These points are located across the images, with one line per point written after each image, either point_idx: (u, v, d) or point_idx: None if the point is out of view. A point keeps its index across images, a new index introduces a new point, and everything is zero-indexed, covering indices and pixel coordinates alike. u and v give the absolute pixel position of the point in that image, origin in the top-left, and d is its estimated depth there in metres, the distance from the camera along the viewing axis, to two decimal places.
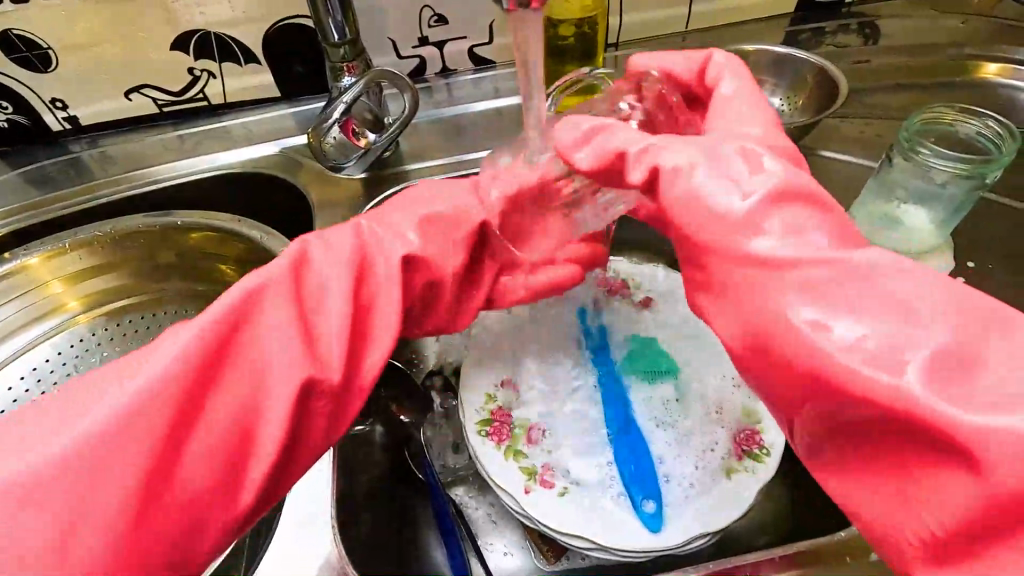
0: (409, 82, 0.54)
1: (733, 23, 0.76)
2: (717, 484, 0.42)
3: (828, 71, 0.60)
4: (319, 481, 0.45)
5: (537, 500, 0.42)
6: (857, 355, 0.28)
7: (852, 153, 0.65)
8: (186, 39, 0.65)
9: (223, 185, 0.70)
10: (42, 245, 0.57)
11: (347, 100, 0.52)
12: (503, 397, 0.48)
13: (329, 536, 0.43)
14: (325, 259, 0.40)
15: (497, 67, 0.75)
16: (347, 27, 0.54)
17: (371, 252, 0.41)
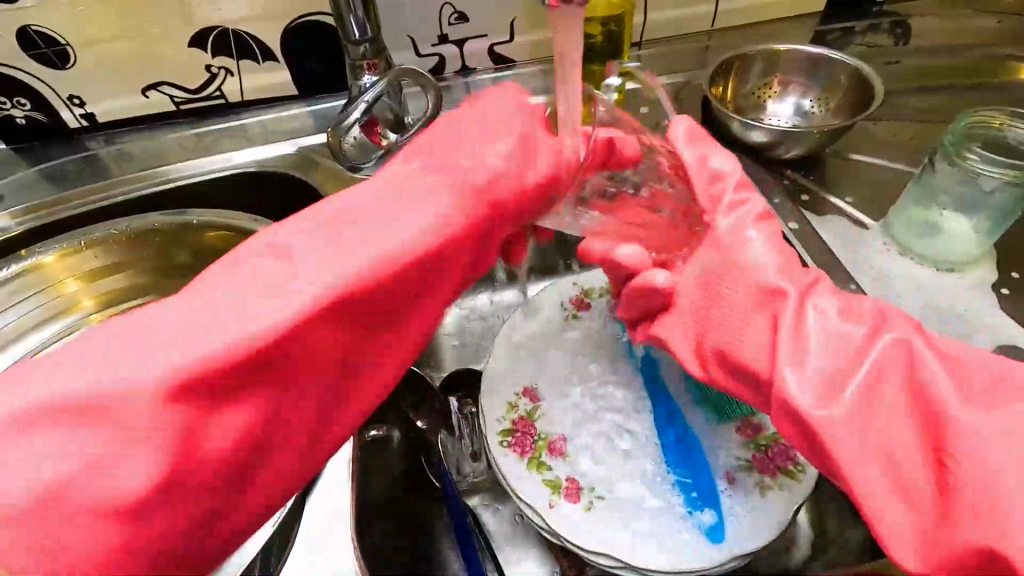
0: (431, 81, 0.53)
1: (759, 21, 0.74)
2: (750, 501, 0.40)
3: (864, 73, 0.58)
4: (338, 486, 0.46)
5: (562, 515, 0.40)
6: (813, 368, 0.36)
7: (885, 157, 0.62)
8: (205, 36, 0.64)
9: (238, 186, 0.70)
10: (57, 243, 0.56)
11: (368, 99, 0.51)
12: (525, 405, 0.46)
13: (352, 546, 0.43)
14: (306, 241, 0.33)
15: (516, 65, 0.74)
16: (368, 23, 0.52)
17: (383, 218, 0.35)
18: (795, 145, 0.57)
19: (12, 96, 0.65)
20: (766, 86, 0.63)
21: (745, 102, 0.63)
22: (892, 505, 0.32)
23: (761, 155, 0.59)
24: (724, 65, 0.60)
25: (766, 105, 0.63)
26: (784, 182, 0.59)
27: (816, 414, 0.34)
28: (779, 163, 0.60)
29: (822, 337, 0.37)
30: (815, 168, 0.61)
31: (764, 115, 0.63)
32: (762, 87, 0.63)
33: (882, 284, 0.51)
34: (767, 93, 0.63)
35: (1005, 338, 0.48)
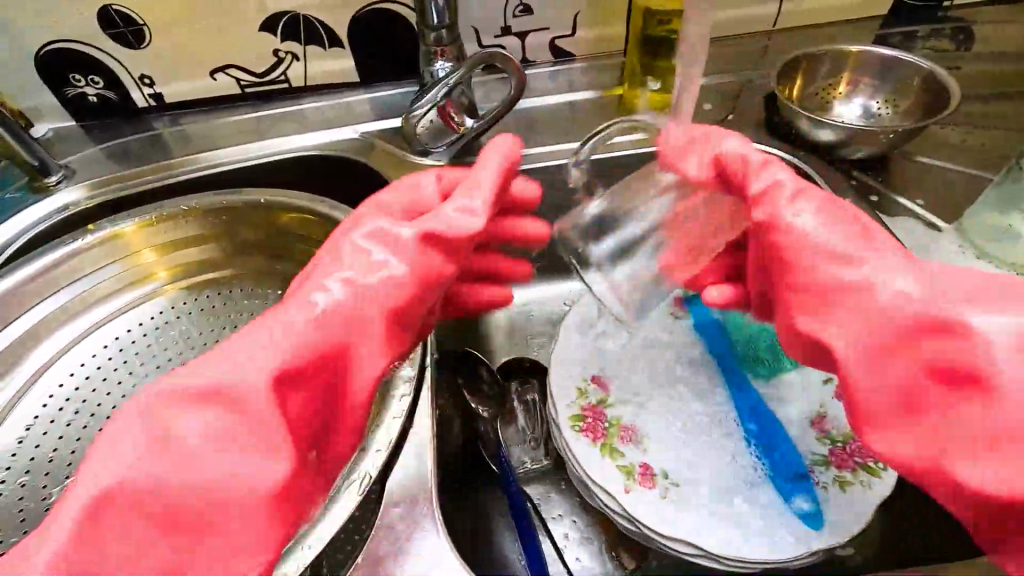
0: (515, 65, 0.53)
1: (821, 23, 0.73)
2: (833, 497, 0.40)
3: (936, 74, 0.57)
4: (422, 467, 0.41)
5: (639, 501, 0.40)
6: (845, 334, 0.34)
7: (957, 159, 0.62)
8: (276, 21, 0.65)
9: (300, 169, 0.71)
10: (139, 214, 0.57)
11: (448, 84, 0.52)
12: (594, 393, 0.46)
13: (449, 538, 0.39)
14: (278, 343, 0.34)
15: (576, 59, 0.74)
16: (447, 11, 0.53)
17: (325, 330, 0.35)
18: (863, 144, 0.57)
19: (86, 73, 0.67)
20: (833, 85, 0.62)
21: (812, 101, 0.63)
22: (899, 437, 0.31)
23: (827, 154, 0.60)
24: (793, 63, 0.60)
25: (833, 106, 0.63)
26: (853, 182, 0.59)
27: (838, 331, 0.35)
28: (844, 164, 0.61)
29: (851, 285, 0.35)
30: (882, 169, 0.60)
31: (829, 116, 0.62)
32: (830, 86, 0.62)
33: None
34: (834, 93, 0.63)
35: None
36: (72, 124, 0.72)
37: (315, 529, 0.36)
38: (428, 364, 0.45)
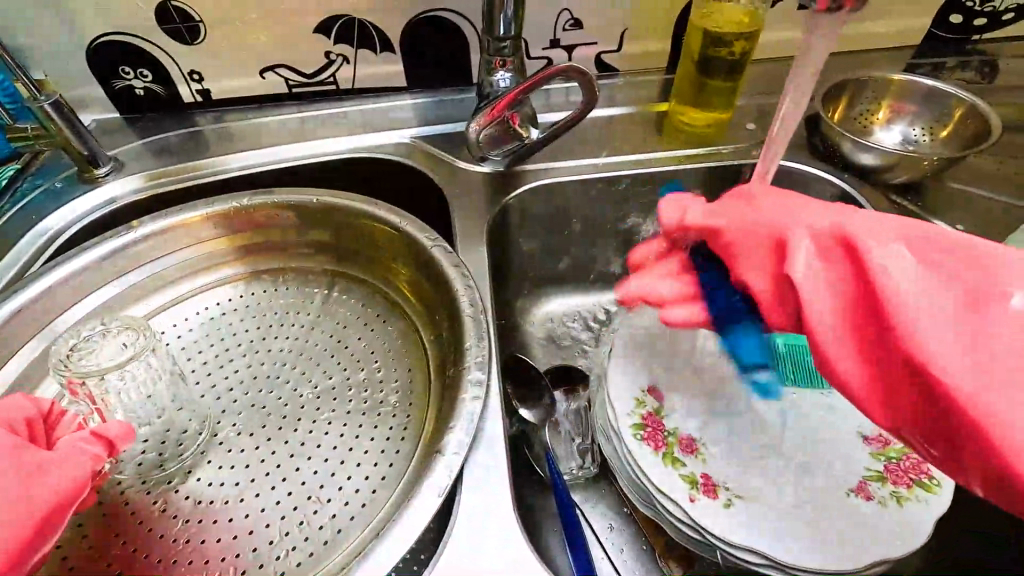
0: (589, 79, 0.55)
1: (853, 51, 0.76)
2: (891, 512, 0.41)
3: (974, 105, 0.59)
4: (496, 468, 0.40)
5: (704, 509, 0.41)
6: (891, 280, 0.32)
7: (985, 187, 0.64)
8: (331, 23, 0.66)
9: (345, 169, 0.71)
10: (198, 206, 0.58)
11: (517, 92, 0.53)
12: (652, 403, 0.47)
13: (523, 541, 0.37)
14: None
15: (618, 75, 0.76)
16: (513, 22, 0.54)
17: None
18: (906, 170, 0.59)
19: (136, 67, 0.67)
20: (872, 112, 0.64)
21: (853, 126, 0.65)
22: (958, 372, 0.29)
23: (868, 177, 0.62)
24: (836, 86, 0.63)
25: (873, 131, 0.65)
26: (893, 206, 0.61)
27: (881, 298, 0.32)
28: (884, 187, 0.62)
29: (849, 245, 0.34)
30: (921, 194, 0.62)
31: (869, 140, 0.64)
32: (869, 112, 0.64)
33: None
34: (873, 119, 0.65)
35: None
36: (116, 116, 0.72)
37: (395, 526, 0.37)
38: (494, 369, 0.45)
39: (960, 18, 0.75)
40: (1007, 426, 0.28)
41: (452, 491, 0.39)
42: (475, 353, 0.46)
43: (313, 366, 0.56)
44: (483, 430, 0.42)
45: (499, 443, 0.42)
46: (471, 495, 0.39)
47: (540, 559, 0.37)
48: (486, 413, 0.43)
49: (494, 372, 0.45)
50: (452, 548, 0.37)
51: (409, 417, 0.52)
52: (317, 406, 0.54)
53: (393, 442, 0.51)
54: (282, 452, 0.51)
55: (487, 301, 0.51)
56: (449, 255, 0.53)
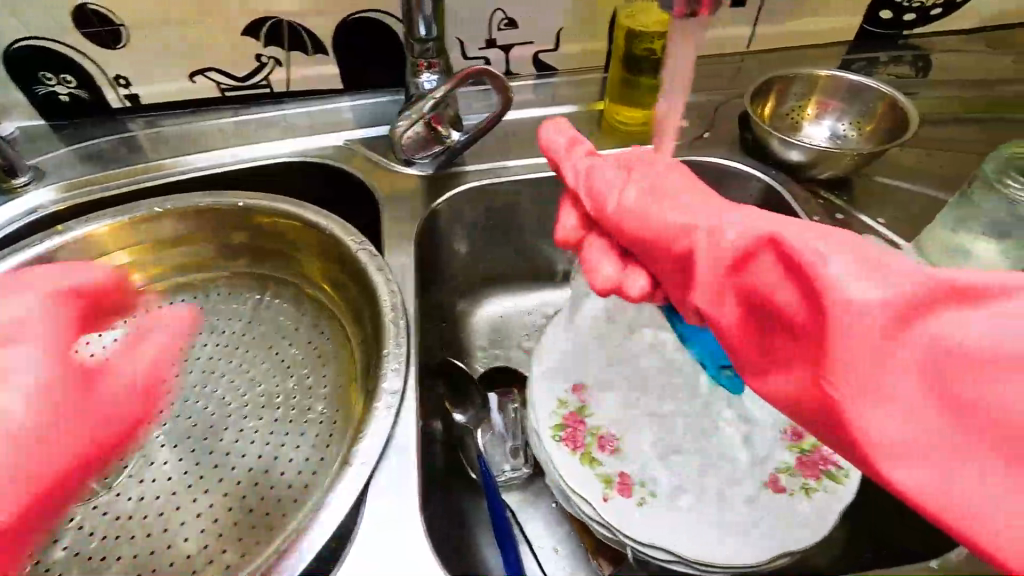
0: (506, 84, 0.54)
1: (789, 47, 0.77)
2: (798, 503, 0.42)
3: (897, 101, 0.60)
4: (406, 474, 0.40)
5: (617, 508, 0.42)
6: (859, 290, 0.26)
7: (910, 181, 0.66)
8: (259, 25, 0.65)
9: (281, 174, 0.70)
10: (111, 216, 0.56)
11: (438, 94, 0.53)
12: (574, 402, 0.47)
13: (428, 546, 0.37)
14: None
15: (557, 74, 0.75)
16: (434, 24, 0.53)
17: None
18: (831, 166, 0.60)
19: (58, 72, 0.65)
20: (801, 108, 0.65)
21: (782, 122, 0.66)
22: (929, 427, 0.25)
23: (796, 173, 0.62)
24: (766, 83, 0.63)
25: (801, 127, 0.66)
26: (819, 202, 0.62)
27: (859, 295, 0.26)
28: (812, 182, 0.63)
29: (771, 237, 0.30)
30: (846, 189, 0.64)
31: (798, 136, 0.65)
32: (799, 109, 0.65)
33: None
34: (802, 115, 0.66)
35: None
36: (42, 123, 0.70)
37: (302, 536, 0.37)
38: (412, 376, 0.45)
39: (891, 14, 0.75)
40: (963, 502, 0.24)
41: (358, 501, 0.39)
42: (393, 358, 0.45)
43: (241, 373, 0.56)
44: (393, 439, 0.42)
45: (410, 448, 0.41)
46: (378, 505, 0.39)
47: (443, 565, 0.37)
48: (400, 421, 0.42)
49: (410, 377, 0.44)
50: (356, 558, 0.37)
51: (334, 422, 0.52)
52: (244, 415, 0.53)
53: (315, 449, 0.50)
54: (206, 462, 0.50)
55: (409, 305, 0.50)
56: (373, 259, 0.53)
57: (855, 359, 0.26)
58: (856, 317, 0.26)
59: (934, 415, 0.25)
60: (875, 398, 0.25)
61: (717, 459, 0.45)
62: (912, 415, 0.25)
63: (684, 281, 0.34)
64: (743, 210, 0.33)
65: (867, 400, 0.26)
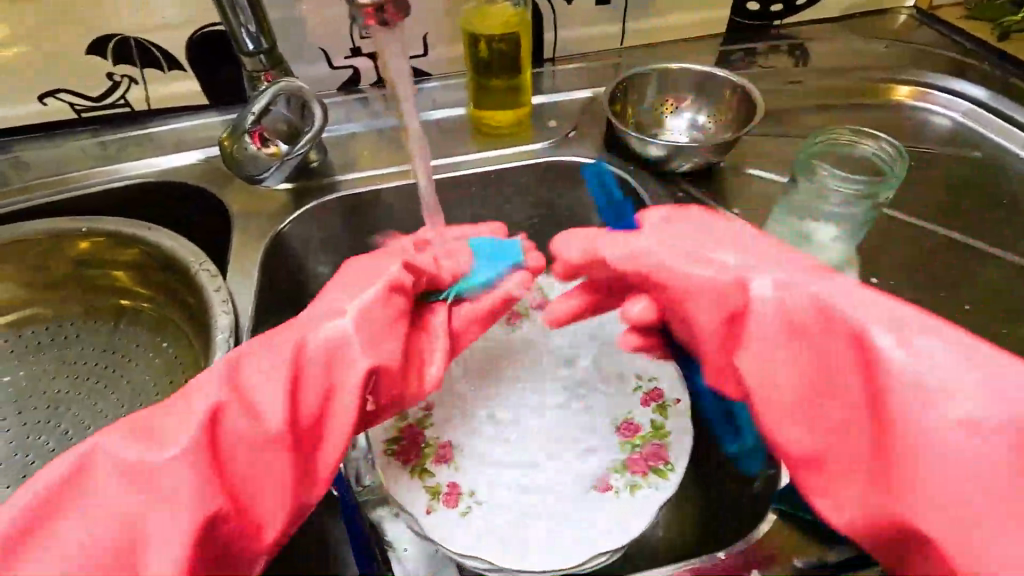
0: None
1: (665, 42, 0.78)
2: (623, 500, 0.42)
3: (745, 90, 0.61)
4: None
5: (437, 520, 0.41)
6: (962, 432, 0.31)
7: (773, 169, 0.67)
8: (104, 43, 0.63)
9: (142, 195, 0.68)
10: None
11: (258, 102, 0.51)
12: (414, 414, 0.47)
13: None
14: None
15: (432, 79, 0.74)
16: (262, 37, 0.52)
17: None
18: (686, 159, 0.60)
19: None
20: (663, 102, 0.66)
21: (645, 118, 0.66)
22: (956, 514, 0.30)
23: (658, 168, 0.63)
24: (622, 81, 0.63)
25: (665, 121, 0.66)
26: (679, 195, 0.63)
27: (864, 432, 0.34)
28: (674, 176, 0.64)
29: (916, 385, 0.32)
30: (708, 181, 0.64)
31: (662, 131, 0.66)
32: (661, 103, 0.66)
33: None
34: (665, 109, 0.66)
35: None
36: None
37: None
38: None
39: (757, 5, 0.77)
40: (950, 548, 0.30)
41: None
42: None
43: (84, 407, 0.54)
44: None
45: None
46: None
47: None
48: None
49: None
50: None
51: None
52: None
53: None
54: None
55: (239, 328, 0.50)
56: (212, 280, 0.51)
57: (937, 471, 0.31)
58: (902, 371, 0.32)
59: (992, 507, 0.30)
60: (828, 400, 0.35)
61: (551, 462, 0.45)
62: (956, 490, 0.30)
63: (827, 424, 0.35)
64: (924, 340, 0.33)
65: (927, 480, 0.31)
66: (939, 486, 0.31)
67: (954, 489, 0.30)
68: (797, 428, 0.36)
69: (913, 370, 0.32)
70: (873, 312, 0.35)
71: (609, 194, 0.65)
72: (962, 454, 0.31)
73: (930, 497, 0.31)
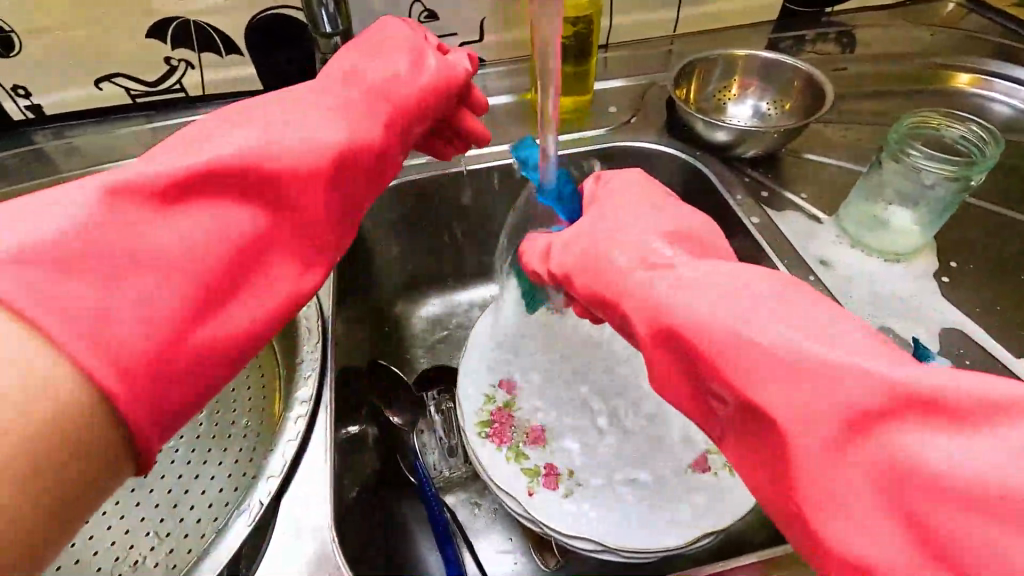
0: None
1: (717, 28, 0.77)
2: (722, 481, 0.42)
3: (812, 75, 0.61)
4: (319, 485, 0.40)
5: (541, 500, 0.41)
6: (827, 434, 0.27)
7: (834, 156, 0.67)
8: (164, 27, 0.62)
9: None
10: None
11: None
12: (501, 397, 0.47)
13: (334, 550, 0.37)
14: None
15: (486, 65, 0.73)
16: (340, 19, 0.52)
17: None
18: (753, 144, 0.60)
19: None
20: (725, 88, 0.66)
21: (706, 104, 0.66)
22: (881, 523, 0.26)
23: (723, 154, 0.62)
24: (687, 66, 0.63)
25: (725, 107, 0.66)
26: (745, 180, 0.62)
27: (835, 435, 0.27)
28: (738, 161, 0.63)
29: (797, 369, 0.28)
30: (772, 167, 0.64)
31: (724, 117, 0.66)
32: (722, 89, 0.66)
33: (841, 278, 0.52)
34: (726, 96, 0.66)
35: (950, 322, 0.50)
36: None
37: (219, 543, 0.37)
38: (327, 382, 0.45)
39: None
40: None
41: (265, 523, 0.38)
42: (307, 367, 0.45)
43: None
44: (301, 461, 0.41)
45: (323, 463, 0.41)
46: (288, 523, 0.38)
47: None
48: (311, 437, 0.42)
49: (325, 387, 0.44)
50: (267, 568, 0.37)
51: (259, 434, 0.48)
52: None
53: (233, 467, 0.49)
54: None
55: (325, 310, 0.50)
56: None
57: (946, 512, 0.24)
58: (858, 383, 0.27)
59: (897, 513, 0.26)
60: (802, 429, 0.27)
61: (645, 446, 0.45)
62: (873, 502, 0.26)
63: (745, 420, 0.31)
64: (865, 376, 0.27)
65: (822, 483, 0.27)
66: (841, 499, 0.26)
67: (864, 512, 0.26)
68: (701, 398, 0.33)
69: (797, 368, 0.28)
70: (783, 319, 0.30)
71: (673, 181, 0.65)
72: (997, 534, 0.23)
73: (834, 510, 0.27)
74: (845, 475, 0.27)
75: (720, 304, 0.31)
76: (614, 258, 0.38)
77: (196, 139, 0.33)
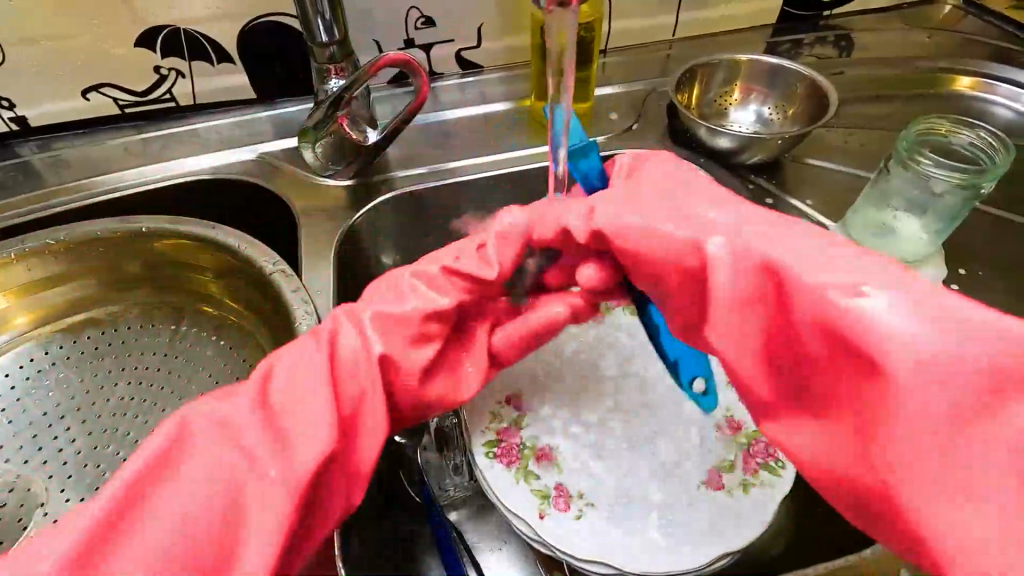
0: (419, 79, 0.54)
1: (717, 32, 0.76)
2: (736, 499, 0.41)
3: (815, 80, 0.61)
4: None
5: (553, 524, 0.40)
6: (923, 405, 0.25)
7: (837, 161, 0.66)
8: (153, 36, 0.60)
9: (192, 193, 0.65)
10: None
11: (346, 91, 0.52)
12: (509, 415, 0.46)
13: None
14: None
15: (484, 71, 0.72)
16: (336, 27, 0.50)
17: None
18: (757, 151, 0.59)
19: None
20: (727, 94, 0.65)
21: (708, 110, 0.65)
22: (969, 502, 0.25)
23: (727, 161, 0.62)
24: (689, 72, 0.62)
25: (727, 113, 0.65)
26: (749, 187, 0.62)
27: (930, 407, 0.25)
28: (741, 168, 0.63)
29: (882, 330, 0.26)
30: (774, 172, 0.64)
31: (726, 122, 0.65)
32: (724, 95, 0.65)
33: None
34: (728, 101, 0.65)
35: None
36: None
37: None
38: None
39: None
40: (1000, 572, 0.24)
41: None
42: None
43: (154, 414, 0.52)
44: None
45: None
46: None
47: None
48: None
49: None
50: None
51: None
52: None
53: None
54: None
55: None
56: (289, 280, 0.50)
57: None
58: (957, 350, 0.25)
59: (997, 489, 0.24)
60: (907, 392, 0.25)
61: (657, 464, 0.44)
62: (966, 478, 0.25)
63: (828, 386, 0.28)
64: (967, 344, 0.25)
65: (913, 459, 0.25)
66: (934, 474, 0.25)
67: (956, 489, 0.25)
68: (764, 365, 0.30)
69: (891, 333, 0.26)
70: (879, 281, 0.28)
71: None
72: None
73: (926, 490, 0.25)
74: (941, 452, 0.25)
75: (804, 262, 0.29)
76: (671, 208, 0.35)
77: (224, 429, 0.32)
